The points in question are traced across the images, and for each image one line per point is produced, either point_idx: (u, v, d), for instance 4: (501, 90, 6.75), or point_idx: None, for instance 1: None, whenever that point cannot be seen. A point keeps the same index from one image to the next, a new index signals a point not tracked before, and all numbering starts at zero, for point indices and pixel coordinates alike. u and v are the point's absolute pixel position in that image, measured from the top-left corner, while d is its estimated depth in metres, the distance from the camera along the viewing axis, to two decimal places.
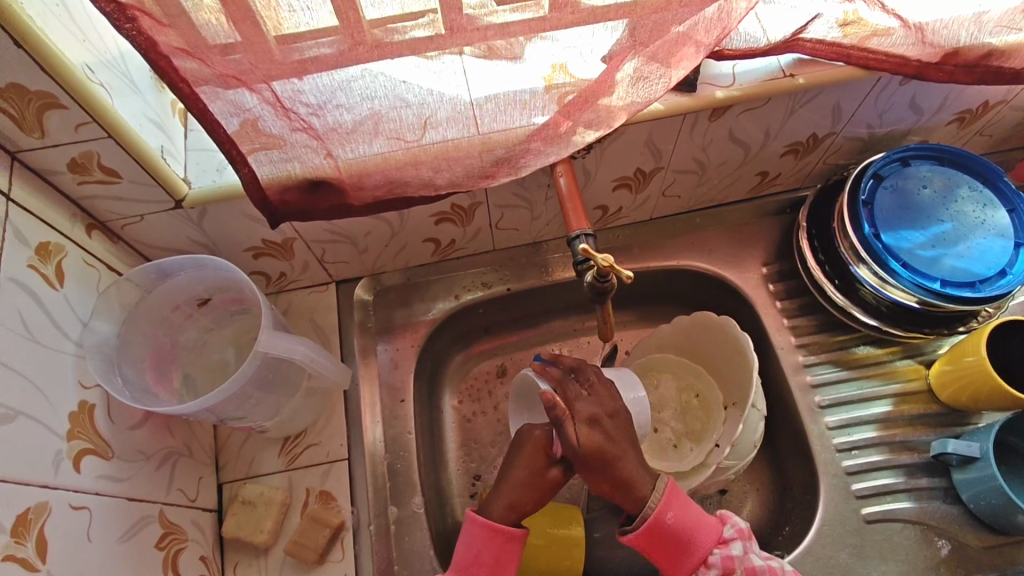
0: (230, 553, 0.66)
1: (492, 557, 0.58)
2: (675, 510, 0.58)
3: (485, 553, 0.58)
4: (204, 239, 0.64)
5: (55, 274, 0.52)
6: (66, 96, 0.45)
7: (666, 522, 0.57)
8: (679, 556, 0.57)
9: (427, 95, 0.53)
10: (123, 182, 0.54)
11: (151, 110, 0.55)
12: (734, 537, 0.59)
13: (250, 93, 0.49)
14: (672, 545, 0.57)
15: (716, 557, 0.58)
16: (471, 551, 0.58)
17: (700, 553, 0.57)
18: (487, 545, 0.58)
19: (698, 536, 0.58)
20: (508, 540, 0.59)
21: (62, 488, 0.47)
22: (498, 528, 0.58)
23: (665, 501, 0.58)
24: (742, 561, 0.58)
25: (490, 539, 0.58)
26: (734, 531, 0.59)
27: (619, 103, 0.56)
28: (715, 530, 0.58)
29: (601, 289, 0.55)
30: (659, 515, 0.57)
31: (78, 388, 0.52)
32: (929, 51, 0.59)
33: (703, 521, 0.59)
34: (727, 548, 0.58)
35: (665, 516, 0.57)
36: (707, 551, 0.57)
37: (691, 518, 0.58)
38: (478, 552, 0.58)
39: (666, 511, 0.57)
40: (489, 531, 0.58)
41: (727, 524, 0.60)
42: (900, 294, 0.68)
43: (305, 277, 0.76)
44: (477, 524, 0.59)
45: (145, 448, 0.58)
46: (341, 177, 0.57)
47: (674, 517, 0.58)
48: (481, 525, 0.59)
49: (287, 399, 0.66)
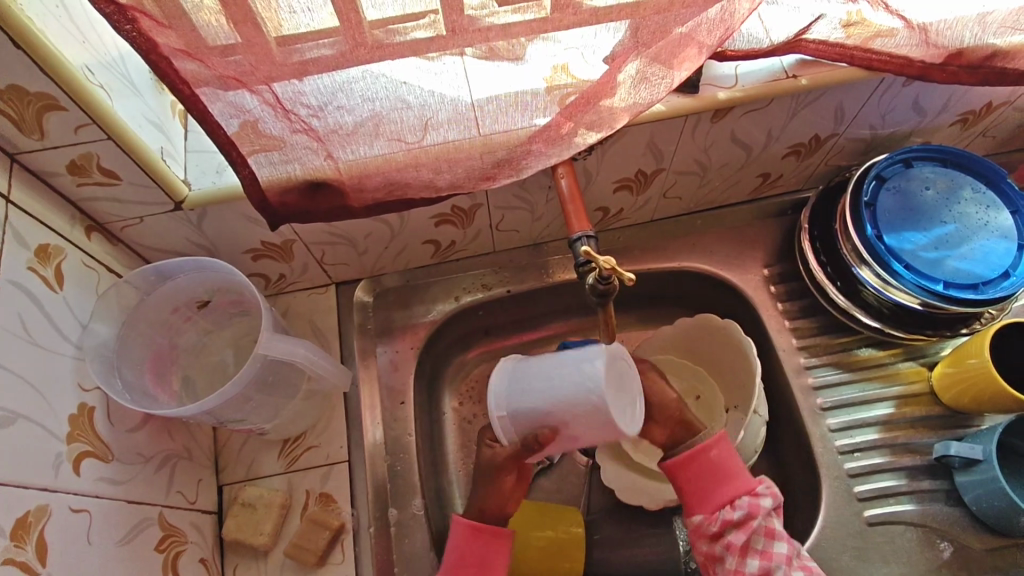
0: (230, 555, 0.66)
1: (478, 557, 0.61)
2: (718, 449, 0.62)
3: (470, 554, 0.62)
4: (204, 240, 0.64)
5: (55, 276, 0.52)
6: (65, 98, 0.45)
7: (706, 454, 0.62)
8: (709, 487, 0.61)
9: (427, 96, 0.52)
10: (122, 184, 0.54)
11: (150, 112, 0.55)
12: (767, 494, 0.60)
13: (250, 94, 0.49)
14: (705, 476, 0.61)
15: (743, 502, 0.59)
16: (457, 551, 0.62)
17: (733, 494, 0.60)
18: (473, 545, 0.62)
19: (733, 478, 0.61)
20: (495, 537, 0.62)
21: (62, 491, 0.47)
22: (482, 527, 0.62)
23: (713, 438, 0.63)
24: (769, 514, 0.59)
25: (473, 539, 0.62)
26: (769, 489, 0.60)
27: (620, 105, 0.56)
28: (751, 481, 0.61)
29: (602, 291, 0.54)
30: (702, 447, 0.62)
31: (78, 391, 0.52)
32: (932, 51, 0.59)
33: (740, 473, 0.61)
34: (757, 499, 0.59)
35: (708, 449, 0.62)
36: (733, 494, 0.60)
37: (732, 465, 0.62)
38: (465, 553, 0.61)
39: (711, 446, 0.62)
40: (472, 531, 0.62)
41: (764, 484, 0.61)
42: (902, 296, 0.67)
43: (305, 279, 0.76)
44: (461, 525, 0.63)
45: (145, 450, 0.58)
46: (342, 178, 0.57)
47: (716, 454, 0.62)
48: (463, 525, 0.62)
49: (287, 401, 0.65)
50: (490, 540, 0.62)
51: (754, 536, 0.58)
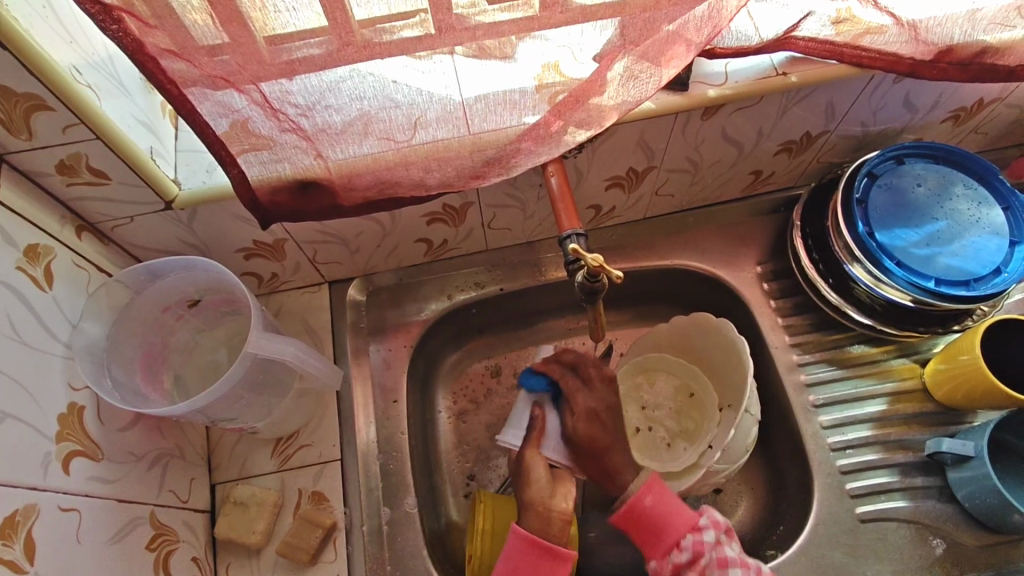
0: (222, 554, 0.66)
1: (532, 570, 0.59)
2: (654, 495, 0.60)
3: (524, 567, 0.59)
4: (195, 240, 0.64)
5: (44, 276, 0.52)
6: (53, 98, 0.45)
7: (643, 505, 0.60)
8: (656, 533, 0.59)
9: (416, 95, 0.52)
10: (112, 184, 0.54)
11: (140, 112, 0.55)
12: (709, 526, 0.58)
13: (238, 94, 0.49)
14: (651, 526, 0.59)
15: (688, 541, 0.58)
16: (510, 563, 0.59)
17: (678, 536, 0.58)
18: (530, 561, 0.59)
19: (673, 522, 0.59)
20: (554, 560, 0.59)
21: (51, 491, 0.47)
22: (539, 543, 0.59)
23: (644, 486, 0.60)
24: (715, 548, 0.57)
25: (531, 555, 0.59)
26: (709, 520, 0.59)
27: (610, 103, 0.56)
28: (692, 516, 0.59)
29: (592, 289, 0.54)
30: (637, 497, 0.60)
31: (68, 391, 0.52)
32: (922, 48, 0.59)
33: (681, 509, 0.59)
34: (700, 534, 0.58)
35: (643, 499, 0.60)
36: (679, 535, 0.58)
37: (670, 509, 0.59)
38: (517, 565, 0.59)
39: (646, 494, 0.60)
40: (529, 546, 0.59)
41: (704, 514, 0.60)
42: (894, 293, 0.67)
43: (297, 278, 0.76)
44: (520, 539, 0.59)
45: (136, 449, 0.58)
46: (332, 178, 0.57)
47: (652, 501, 0.60)
48: (523, 539, 0.59)
49: (279, 400, 0.66)
50: (548, 558, 0.59)
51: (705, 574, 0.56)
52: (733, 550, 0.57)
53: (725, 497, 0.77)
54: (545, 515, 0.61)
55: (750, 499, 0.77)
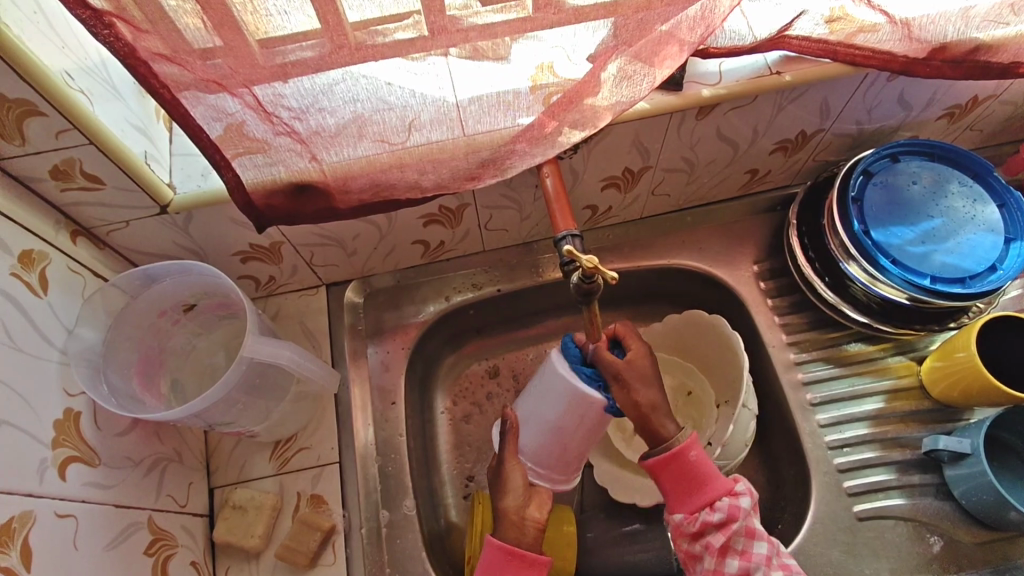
0: (221, 558, 0.66)
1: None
2: (698, 450, 0.58)
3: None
4: (191, 244, 0.64)
5: (39, 282, 0.52)
6: (45, 103, 0.45)
7: (687, 459, 0.58)
8: (691, 488, 0.58)
9: (410, 97, 0.52)
10: (107, 189, 0.54)
11: (134, 116, 0.55)
12: (745, 492, 0.58)
13: (232, 97, 0.49)
14: (686, 481, 0.58)
15: (723, 503, 0.57)
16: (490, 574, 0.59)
17: (715, 493, 0.58)
18: (507, 570, 0.59)
19: (711, 480, 0.58)
20: (529, 565, 0.59)
21: (47, 497, 0.47)
22: (517, 553, 0.59)
23: (691, 439, 0.58)
24: (747, 515, 0.57)
25: (508, 565, 0.59)
26: (746, 487, 0.59)
27: (604, 103, 0.56)
28: (730, 478, 0.59)
29: (587, 290, 0.54)
30: (682, 450, 0.58)
31: (64, 396, 0.52)
32: (915, 46, 0.59)
33: (717, 471, 0.59)
34: (737, 499, 0.58)
35: (688, 453, 0.58)
36: (715, 496, 0.57)
37: (709, 467, 0.58)
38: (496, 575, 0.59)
39: (691, 448, 0.58)
40: (506, 556, 0.59)
41: (739, 480, 0.60)
42: (890, 290, 0.68)
43: (294, 281, 0.76)
44: (493, 548, 0.60)
45: (133, 454, 0.58)
46: (327, 181, 0.57)
47: (695, 456, 0.58)
48: (499, 548, 0.59)
49: (276, 403, 0.66)
50: (525, 567, 0.59)
51: (734, 537, 0.57)
52: (759, 519, 0.58)
53: None
54: (518, 524, 0.60)
55: None
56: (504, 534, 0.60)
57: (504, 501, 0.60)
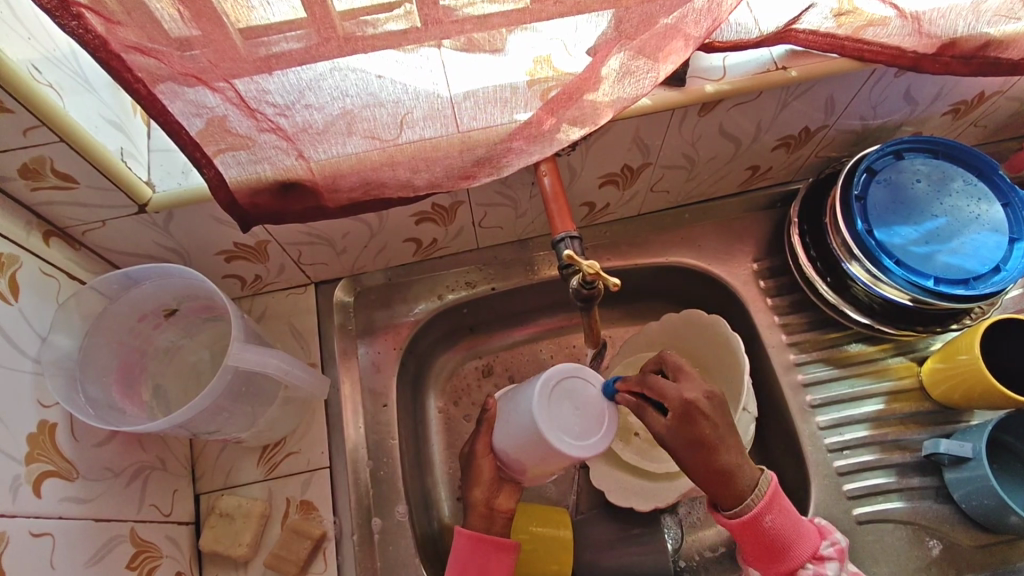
0: (208, 566, 0.64)
1: (480, 568, 0.60)
2: (774, 514, 0.56)
3: (472, 565, 0.60)
4: (172, 244, 0.61)
5: (9, 287, 0.50)
6: (11, 99, 0.42)
7: (764, 524, 0.55)
8: (772, 553, 0.56)
9: (402, 92, 0.50)
10: (80, 187, 0.51)
11: (107, 110, 0.52)
12: (832, 556, 0.57)
13: (211, 92, 0.46)
14: (767, 545, 0.56)
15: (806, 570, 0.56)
16: (458, 563, 0.60)
17: (799, 557, 0.56)
18: (477, 557, 0.60)
19: (794, 545, 0.56)
20: (496, 548, 0.61)
21: (20, 516, 0.45)
22: (483, 538, 0.61)
23: (768, 504, 0.55)
24: None
25: (475, 550, 0.60)
26: (834, 550, 0.57)
27: (604, 100, 0.53)
28: (814, 542, 0.57)
29: (588, 295, 0.52)
30: (758, 515, 0.55)
31: (38, 408, 0.49)
32: (925, 42, 0.57)
33: (801, 532, 0.57)
34: (822, 565, 0.56)
35: (763, 517, 0.55)
36: (798, 562, 0.56)
37: (789, 530, 0.56)
38: (465, 564, 0.60)
39: (767, 514, 0.55)
40: (473, 541, 0.61)
41: (826, 539, 0.58)
42: (893, 292, 0.66)
43: (281, 280, 0.73)
44: (462, 537, 0.61)
45: (114, 465, 0.55)
46: (315, 180, 0.54)
47: (771, 519, 0.56)
48: (466, 537, 0.61)
49: (264, 409, 0.63)
50: (492, 552, 0.61)
51: None
52: None
53: None
54: (487, 515, 0.63)
55: None
56: (472, 524, 0.62)
57: (474, 492, 0.63)
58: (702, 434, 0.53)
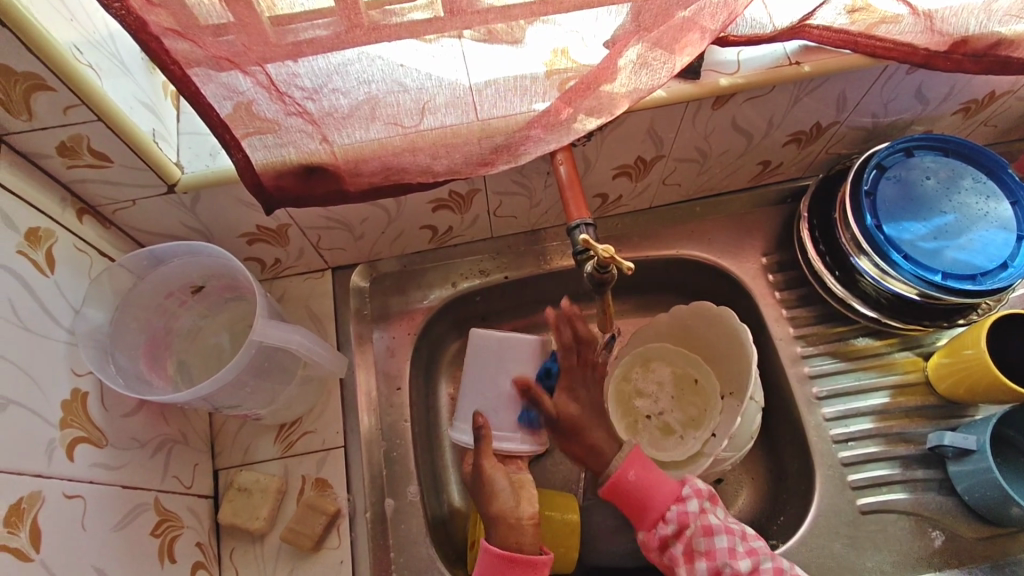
0: (226, 540, 0.66)
1: None
2: (636, 469, 0.61)
3: None
4: (198, 225, 0.63)
5: (46, 260, 0.52)
6: (54, 78, 0.44)
7: (627, 477, 0.61)
8: (642, 507, 0.60)
9: (425, 80, 0.52)
10: (114, 167, 0.53)
11: (142, 93, 0.54)
12: (692, 495, 0.60)
13: (244, 75, 0.48)
14: (637, 502, 0.60)
15: (671, 513, 0.59)
16: None
17: (664, 503, 0.60)
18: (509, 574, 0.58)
19: (656, 493, 0.60)
20: (530, 567, 0.59)
21: (55, 478, 0.47)
22: (515, 558, 0.58)
23: (627, 460, 0.62)
24: (699, 515, 0.59)
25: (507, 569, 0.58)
26: (693, 489, 0.60)
27: (620, 90, 0.55)
28: (676, 486, 0.61)
29: (601, 280, 0.55)
30: (620, 472, 0.61)
31: (71, 376, 0.52)
32: (937, 39, 0.58)
33: (664, 479, 0.61)
34: (683, 505, 0.59)
35: (627, 474, 0.61)
36: (663, 508, 0.60)
37: (653, 482, 0.61)
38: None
39: (628, 469, 0.61)
40: (505, 562, 0.58)
41: (687, 484, 0.61)
42: (900, 286, 0.67)
43: (300, 264, 0.75)
44: (492, 554, 0.58)
45: (140, 436, 0.57)
46: (338, 164, 0.56)
47: (635, 475, 0.61)
48: (498, 556, 0.58)
49: (283, 386, 0.65)
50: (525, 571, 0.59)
51: (692, 541, 0.58)
52: (716, 517, 0.59)
53: (726, 487, 0.77)
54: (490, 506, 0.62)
55: (752, 490, 0.77)
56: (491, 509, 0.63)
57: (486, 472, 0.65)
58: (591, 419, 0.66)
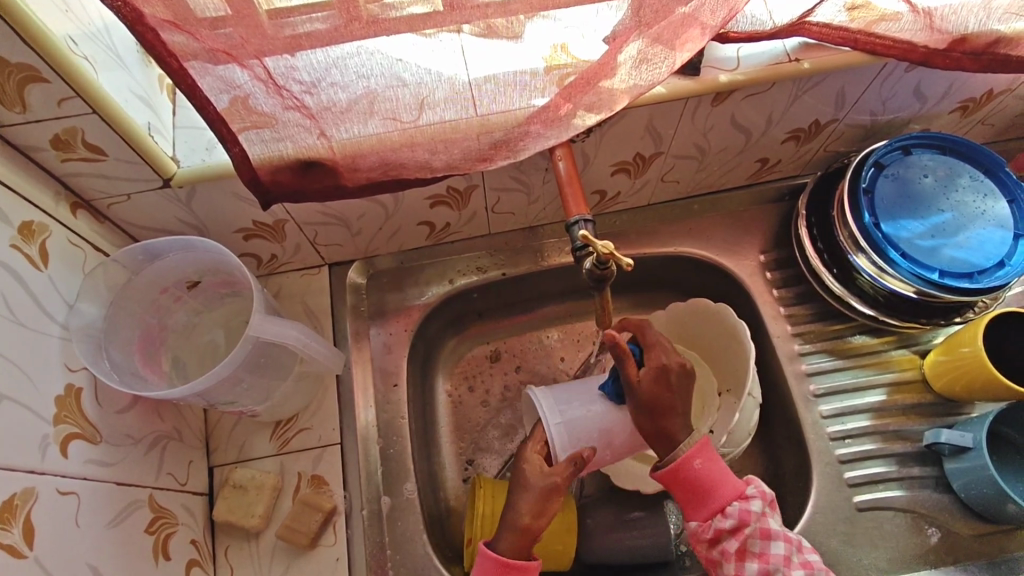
0: (221, 537, 0.65)
1: None
2: (703, 458, 0.59)
3: None
4: (194, 220, 0.63)
5: (39, 255, 0.51)
6: (49, 69, 0.43)
7: (692, 467, 0.58)
8: (701, 495, 0.58)
9: (425, 74, 0.51)
10: (108, 160, 0.53)
11: (138, 87, 0.53)
12: (755, 496, 0.58)
13: (241, 69, 0.47)
14: (697, 490, 0.58)
15: (733, 507, 0.57)
16: None
17: (726, 497, 0.58)
18: None
19: (720, 487, 0.58)
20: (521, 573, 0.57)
21: (49, 474, 0.47)
22: (510, 564, 0.57)
23: (696, 447, 0.59)
24: (760, 518, 0.57)
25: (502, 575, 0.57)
26: (757, 491, 0.58)
27: (620, 87, 0.54)
28: (739, 483, 0.59)
29: (600, 276, 0.54)
30: (686, 458, 0.58)
31: (65, 371, 0.51)
32: (936, 37, 0.58)
33: (728, 475, 0.59)
34: (747, 503, 0.57)
35: (692, 461, 0.58)
36: (725, 502, 0.58)
37: (717, 474, 0.58)
38: None
39: (694, 456, 0.58)
40: (501, 568, 0.57)
41: (750, 484, 0.59)
42: (897, 283, 0.67)
43: (296, 260, 0.75)
44: (491, 560, 0.57)
45: (134, 432, 0.57)
46: (336, 159, 0.55)
47: (700, 464, 0.58)
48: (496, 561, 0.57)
49: (278, 383, 0.65)
50: None
51: (749, 541, 0.56)
52: (773, 522, 0.57)
53: None
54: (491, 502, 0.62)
55: None
56: None
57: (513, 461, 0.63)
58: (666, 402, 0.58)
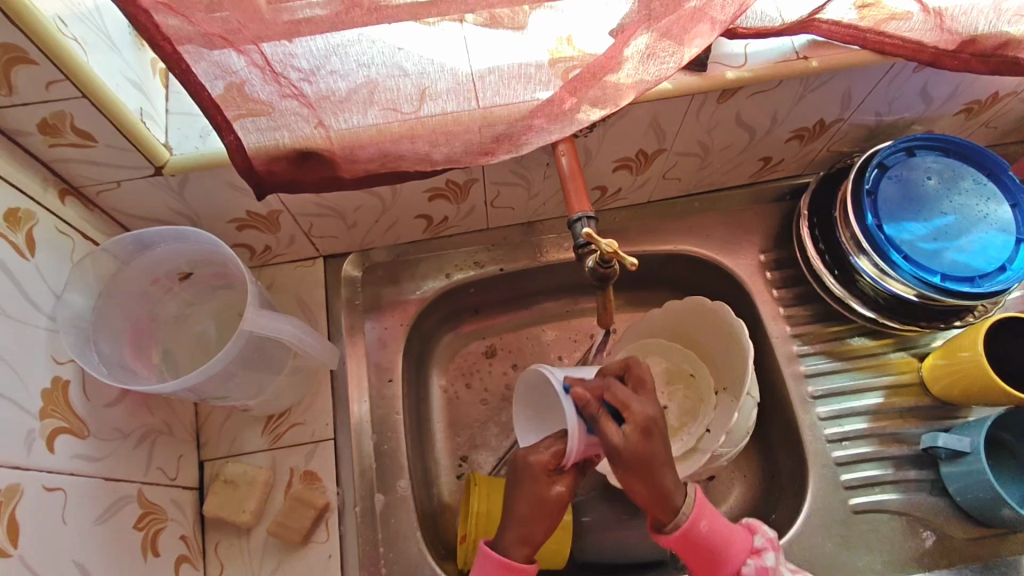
0: (211, 532, 0.64)
1: None
2: (708, 519, 0.57)
3: None
4: (185, 209, 0.61)
5: (26, 243, 0.50)
6: (37, 51, 0.42)
7: (701, 530, 0.56)
8: (714, 561, 0.57)
9: (427, 65, 0.51)
10: (98, 146, 0.51)
11: (129, 71, 0.51)
12: (766, 547, 0.59)
13: (238, 54, 0.46)
14: (706, 553, 0.56)
15: (748, 567, 0.57)
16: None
17: (739, 553, 0.57)
18: None
19: (732, 545, 0.57)
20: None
21: (34, 469, 0.45)
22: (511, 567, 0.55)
23: (699, 510, 0.56)
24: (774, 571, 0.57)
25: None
26: (766, 541, 0.59)
27: (627, 81, 0.52)
28: (747, 537, 0.59)
29: (603, 275, 0.54)
30: (693, 523, 0.56)
31: (52, 364, 0.50)
32: (945, 37, 0.57)
33: (732, 531, 0.58)
34: (761, 558, 0.58)
35: (699, 524, 0.56)
36: (740, 562, 0.57)
37: (723, 532, 0.57)
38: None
39: (702, 518, 0.56)
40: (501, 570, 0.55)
41: (756, 534, 0.60)
42: (899, 287, 0.67)
43: (290, 252, 0.73)
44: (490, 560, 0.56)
45: (122, 426, 0.56)
46: (333, 150, 0.52)
47: (707, 525, 0.56)
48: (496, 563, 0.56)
49: (271, 377, 0.63)
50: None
51: None
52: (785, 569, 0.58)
53: (718, 483, 0.77)
54: None
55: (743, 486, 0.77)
56: None
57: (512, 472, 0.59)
58: (651, 452, 0.53)
